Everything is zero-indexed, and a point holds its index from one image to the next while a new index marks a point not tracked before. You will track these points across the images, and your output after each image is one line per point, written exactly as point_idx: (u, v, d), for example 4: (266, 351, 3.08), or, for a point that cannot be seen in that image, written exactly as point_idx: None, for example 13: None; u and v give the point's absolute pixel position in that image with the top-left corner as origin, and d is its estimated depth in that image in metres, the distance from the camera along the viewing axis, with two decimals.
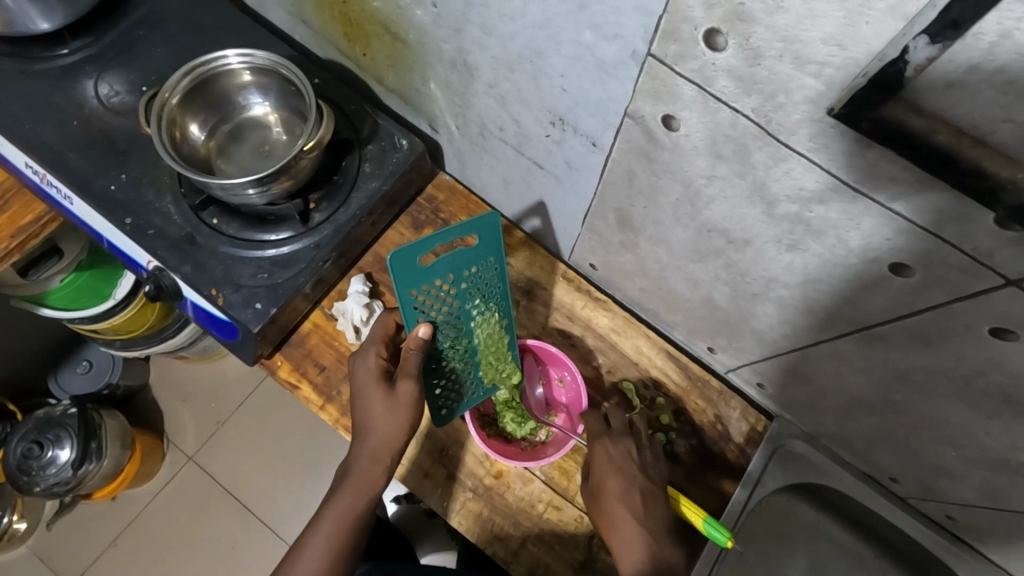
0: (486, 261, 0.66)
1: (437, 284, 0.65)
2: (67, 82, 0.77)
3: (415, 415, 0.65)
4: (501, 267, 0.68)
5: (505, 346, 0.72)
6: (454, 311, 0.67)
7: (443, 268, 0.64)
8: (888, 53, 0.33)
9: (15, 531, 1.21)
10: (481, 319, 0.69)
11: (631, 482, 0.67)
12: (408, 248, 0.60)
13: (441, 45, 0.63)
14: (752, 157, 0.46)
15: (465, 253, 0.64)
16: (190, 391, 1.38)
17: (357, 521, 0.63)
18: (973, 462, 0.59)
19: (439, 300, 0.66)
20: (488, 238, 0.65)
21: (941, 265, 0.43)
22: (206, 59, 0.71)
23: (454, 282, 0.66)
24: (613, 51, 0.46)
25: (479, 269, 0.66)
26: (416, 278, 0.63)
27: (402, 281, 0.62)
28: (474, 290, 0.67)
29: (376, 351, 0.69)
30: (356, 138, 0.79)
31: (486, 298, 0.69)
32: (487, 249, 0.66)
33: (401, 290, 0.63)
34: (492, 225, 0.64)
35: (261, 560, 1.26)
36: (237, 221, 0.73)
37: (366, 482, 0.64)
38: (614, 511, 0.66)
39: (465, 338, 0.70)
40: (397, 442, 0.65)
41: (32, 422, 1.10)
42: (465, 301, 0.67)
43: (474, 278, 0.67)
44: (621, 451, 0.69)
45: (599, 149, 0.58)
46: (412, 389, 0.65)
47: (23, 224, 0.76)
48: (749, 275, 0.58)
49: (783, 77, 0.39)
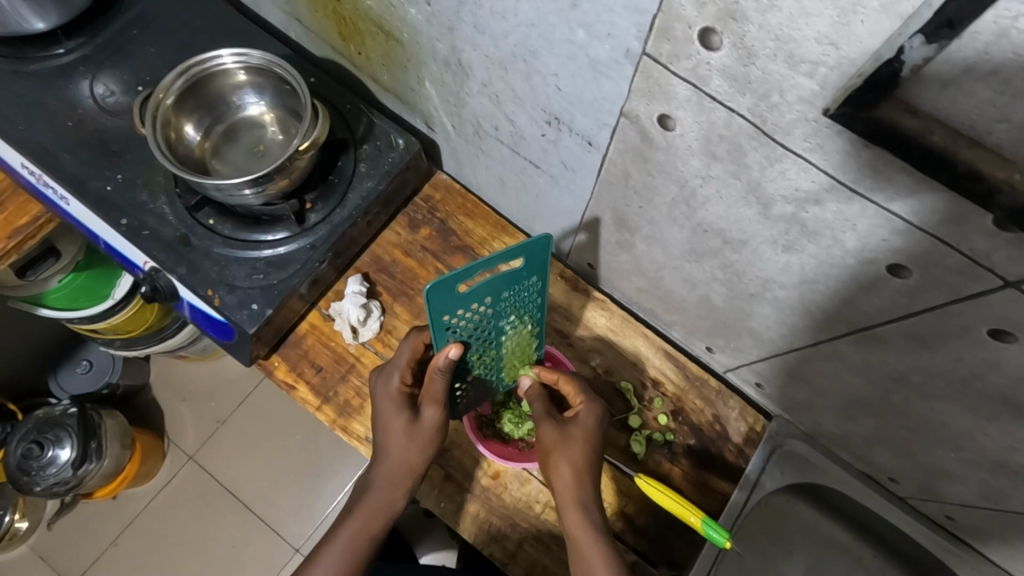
0: (526, 281, 0.62)
1: (473, 307, 0.61)
2: (61, 82, 0.77)
3: (437, 443, 0.66)
4: (543, 284, 0.63)
5: (533, 349, 0.70)
6: (487, 326, 0.64)
7: (481, 292, 0.59)
8: (882, 53, 0.32)
9: (17, 530, 1.21)
10: (513, 331, 0.66)
11: (587, 465, 0.64)
12: (446, 278, 0.55)
13: (434, 44, 0.62)
14: (747, 158, 0.46)
15: (506, 276, 0.59)
16: (190, 391, 1.38)
17: (370, 541, 0.64)
18: (972, 464, 0.59)
19: (472, 320, 0.62)
20: (533, 260, 0.59)
21: (938, 266, 0.42)
22: (199, 58, 0.71)
23: (491, 303, 0.61)
24: (606, 51, 0.46)
25: (518, 289, 0.62)
26: (451, 303, 0.59)
27: (437, 308, 0.58)
28: (510, 307, 0.63)
29: (400, 375, 0.67)
30: (352, 137, 0.79)
31: (521, 313, 0.65)
32: (531, 269, 0.60)
33: (434, 314, 0.59)
34: (542, 248, 0.59)
35: (261, 560, 1.26)
36: (232, 222, 0.73)
37: (381, 507, 0.65)
38: (567, 495, 0.64)
39: (493, 349, 0.67)
40: (417, 468, 0.65)
41: (31, 422, 1.10)
42: (498, 318, 0.64)
43: (512, 297, 0.62)
44: (579, 432, 0.65)
45: (594, 148, 0.57)
46: (436, 416, 0.65)
47: (19, 225, 0.76)
48: (746, 275, 0.58)
49: (777, 77, 0.38)
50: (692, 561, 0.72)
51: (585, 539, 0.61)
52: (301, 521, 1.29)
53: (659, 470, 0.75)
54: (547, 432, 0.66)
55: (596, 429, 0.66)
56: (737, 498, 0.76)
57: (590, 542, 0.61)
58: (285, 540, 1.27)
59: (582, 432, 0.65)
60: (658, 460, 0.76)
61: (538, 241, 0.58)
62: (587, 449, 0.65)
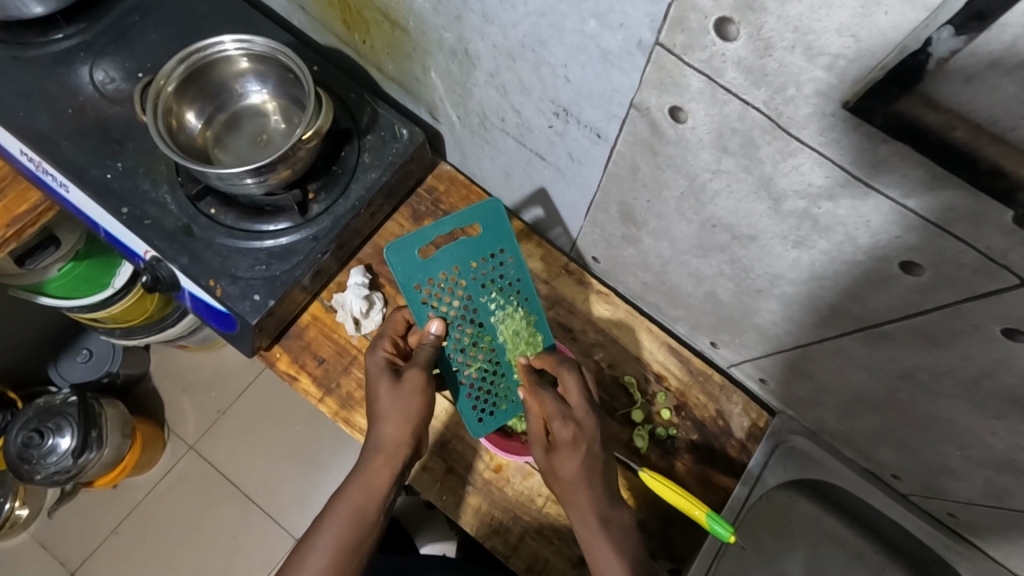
0: (496, 252, 0.68)
1: (444, 277, 0.66)
2: (60, 68, 0.76)
3: (419, 405, 0.63)
4: (514, 255, 0.68)
5: (535, 342, 0.69)
6: (471, 305, 0.67)
7: (446, 259, 0.66)
8: (908, 45, 0.32)
9: (18, 518, 1.21)
10: (503, 314, 0.68)
11: (584, 482, 0.62)
12: (402, 240, 0.64)
13: (441, 33, 0.62)
14: (759, 152, 0.45)
15: (468, 243, 0.66)
16: (191, 380, 1.37)
17: (363, 519, 0.61)
18: (978, 462, 0.59)
19: (449, 294, 0.67)
20: (492, 228, 0.67)
21: (952, 264, 0.42)
22: (201, 45, 0.70)
23: (462, 274, 0.67)
24: (618, 41, 0.45)
25: (489, 260, 0.68)
26: (418, 270, 0.65)
27: (406, 275, 0.65)
28: (488, 282, 0.68)
29: (383, 347, 0.67)
30: (356, 128, 0.78)
31: (503, 291, 0.68)
32: (495, 238, 0.67)
33: (404, 283, 0.65)
34: (494, 215, 0.67)
35: (260, 548, 1.26)
36: (234, 212, 0.72)
37: (370, 479, 0.63)
38: (570, 512, 0.63)
39: (488, 335, 0.68)
40: (404, 432, 0.63)
41: (32, 411, 1.10)
42: (479, 294, 0.67)
43: (487, 271, 0.68)
44: (564, 455, 0.62)
45: (602, 141, 0.56)
46: (417, 372, 0.63)
47: (19, 213, 0.75)
48: (754, 271, 0.57)
49: (794, 69, 0.38)
50: (692, 557, 0.72)
51: (596, 548, 0.61)
52: (303, 511, 1.29)
53: (661, 465, 0.75)
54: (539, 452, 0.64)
55: (579, 448, 0.62)
56: (740, 494, 0.75)
57: (600, 549, 0.61)
58: (286, 531, 1.27)
59: (569, 455, 0.62)
60: (661, 454, 0.76)
61: (488, 206, 0.67)
62: (577, 469, 0.61)
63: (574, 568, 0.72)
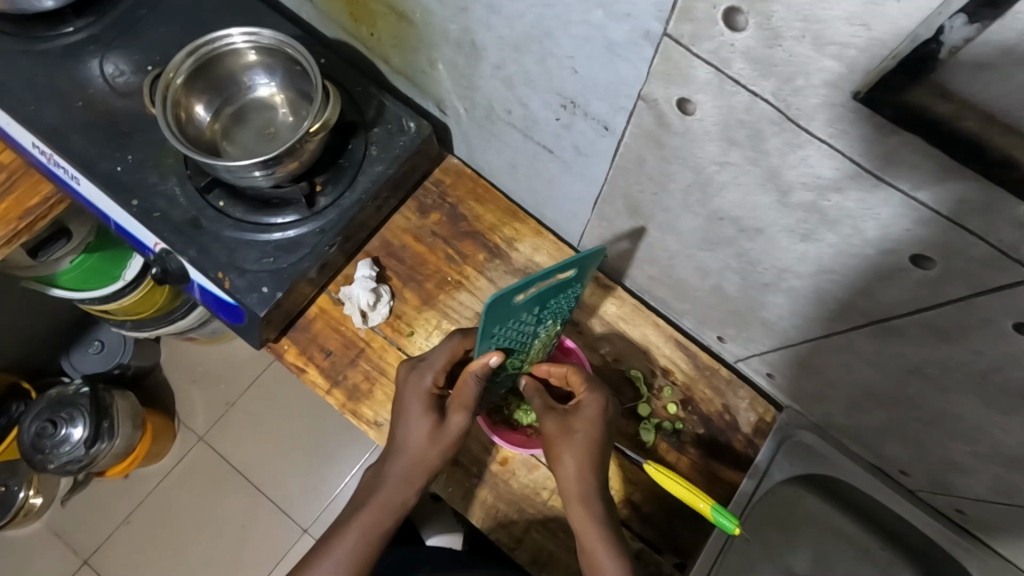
0: (569, 291, 0.62)
1: (521, 316, 0.61)
2: (70, 62, 0.76)
3: (458, 447, 0.66)
4: (580, 292, 0.64)
5: (551, 345, 0.71)
6: (525, 335, 0.64)
7: (531, 302, 0.59)
8: (919, 34, 0.32)
9: (31, 506, 1.23)
10: (547, 336, 0.67)
11: (593, 458, 0.63)
12: (507, 291, 0.55)
13: (447, 25, 0.61)
14: (766, 144, 0.44)
15: (554, 287, 0.60)
16: (201, 372, 1.39)
17: (382, 534, 0.63)
18: (987, 458, 0.58)
19: (516, 329, 0.62)
20: (580, 272, 0.60)
21: (962, 257, 0.41)
22: (209, 37, 0.70)
23: (536, 312, 0.62)
24: (624, 32, 0.45)
25: (561, 298, 0.63)
26: (504, 314, 0.58)
27: (493, 317, 0.58)
28: (550, 315, 0.64)
29: (433, 377, 0.65)
30: (362, 121, 0.78)
31: (558, 319, 0.66)
32: (576, 280, 0.61)
33: (486, 324, 0.58)
34: (593, 259, 0.59)
35: (271, 539, 1.28)
36: (242, 205, 0.73)
37: (395, 504, 0.64)
38: (571, 492, 0.63)
39: (526, 354, 0.68)
40: (433, 469, 0.65)
41: (45, 401, 1.12)
42: (538, 326, 0.64)
43: (555, 306, 0.63)
44: (580, 426, 0.64)
45: (610, 133, 0.56)
46: (463, 422, 0.64)
47: (31, 205, 0.75)
48: (761, 264, 0.57)
49: (803, 59, 0.37)
50: (698, 550, 0.72)
51: (589, 532, 0.62)
52: (310, 502, 1.30)
53: (667, 459, 0.75)
54: (551, 425, 0.65)
55: (602, 420, 0.65)
56: (745, 487, 0.75)
57: (592, 535, 0.61)
58: (296, 522, 1.29)
59: (588, 422, 0.64)
60: (666, 449, 0.76)
61: (592, 254, 0.58)
62: (588, 442, 0.63)
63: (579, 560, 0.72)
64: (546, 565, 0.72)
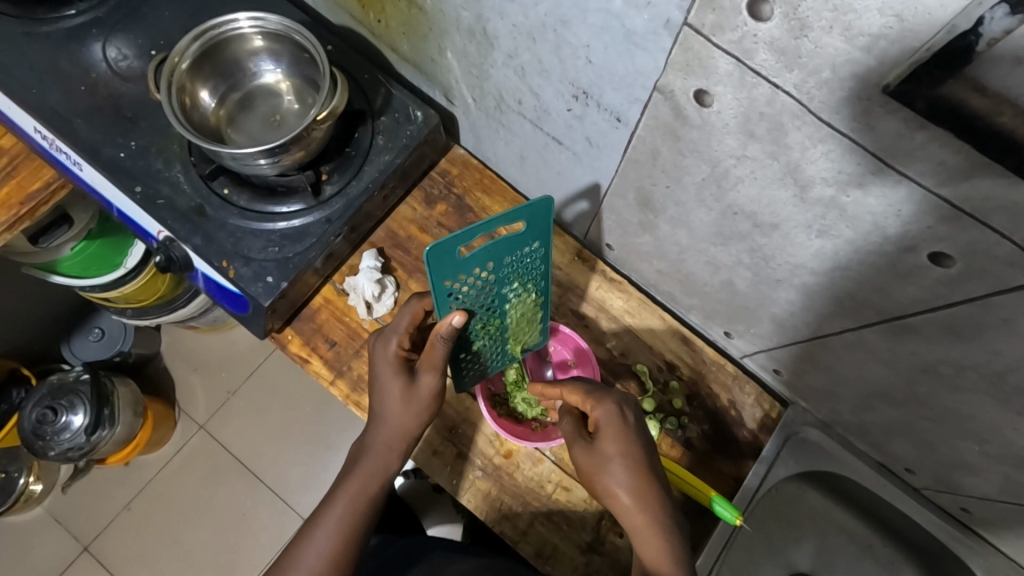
0: (530, 246, 0.59)
1: (475, 273, 0.58)
2: (73, 45, 0.75)
3: (433, 408, 0.65)
4: (546, 250, 0.60)
5: (535, 318, 0.69)
6: (490, 296, 0.62)
7: (483, 257, 0.57)
8: (958, 25, 0.31)
9: (31, 493, 1.23)
10: (516, 299, 0.64)
11: (636, 479, 0.59)
12: (446, 240, 0.52)
13: (458, 12, 0.60)
14: (787, 137, 0.44)
15: (508, 241, 0.56)
16: (202, 361, 1.38)
17: (371, 499, 0.62)
18: (996, 457, 0.58)
19: (475, 289, 0.60)
20: (536, 223, 0.57)
21: (985, 256, 0.40)
22: (215, 22, 0.69)
23: (493, 269, 0.59)
24: (643, 21, 0.44)
25: (521, 255, 0.59)
26: (453, 268, 0.56)
27: (439, 272, 0.56)
28: (512, 274, 0.61)
29: (398, 340, 0.65)
30: (369, 109, 0.77)
31: (524, 279, 0.63)
32: (533, 235, 0.58)
33: (436, 280, 0.56)
34: (544, 210, 0.55)
35: (271, 527, 1.28)
36: (247, 193, 0.72)
37: (378, 467, 0.64)
38: (634, 526, 0.58)
39: (497, 319, 0.65)
40: (412, 429, 0.65)
41: (46, 388, 1.12)
42: (501, 286, 0.61)
43: (515, 264, 0.60)
44: (614, 448, 0.59)
45: (623, 125, 0.55)
46: (435, 382, 0.63)
47: (32, 191, 0.74)
48: (774, 260, 0.56)
49: (830, 51, 0.36)
50: (702, 546, 0.72)
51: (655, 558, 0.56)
52: (309, 492, 1.30)
53: (672, 454, 0.75)
54: (581, 450, 0.62)
55: (628, 433, 0.60)
56: (750, 483, 0.75)
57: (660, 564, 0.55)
58: (295, 511, 1.29)
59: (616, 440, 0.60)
60: (671, 444, 0.75)
61: (541, 203, 0.54)
62: (630, 464, 0.59)
63: (583, 554, 0.72)
64: (550, 558, 0.72)
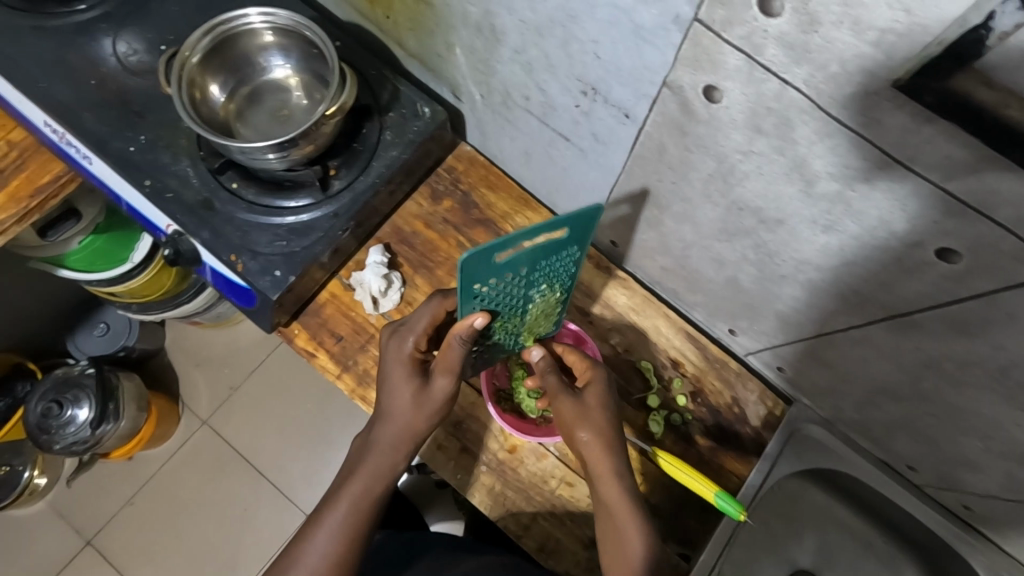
0: (563, 250, 0.60)
1: (508, 275, 0.59)
2: (82, 40, 0.75)
3: (443, 410, 0.65)
4: (579, 255, 0.62)
5: (556, 313, 0.69)
6: (515, 296, 0.63)
7: (518, 260, 0.58)
8: (969, 19, 0.31)
9: (36, 486, 1.24)
10: (541, 299, 0.65)
11: (609, 434, 0.65)
12: (485, 246, 0.54)
13: (468, 8, 0.61)
14: (794, 133, 0.44)
15: (543, 246, 0.58)
16: (206, 357, 1.39)
17: (376, 498, 0.63)
18: (998, 454, 0.58)
19: (502, 289, 0.61)
20: (575, 230, 0.58)
21: (991, 251, 0.41)
22: (226, 17, 0.69)
23: (524, 272, 0.60)
24: (652, 16, 0.44)
25: (553, 258, 0.60)
26: (488, 271, 0.57)
27: (473, 275, 0.57)
28: (540, 276, 0.62)
29: (414, 340, 0.66)
30: (377, 105, 0.77)
31: (551, 282, 0.64)
32: (569, 240, 0.59)
33: (466, 281, 0.57)
34: (590, 219, 0.57)
35: (273, 523, 1.28)
36: (255, 187, 0.72)
37: (384, 468, 0.64)
38: (598, 472, 0.64)
39: (519, 317, 0.66)
40: (419, 431, 0.65)
41: (51, 381, 1.12)
42: (528, 287, 0.63)
43: (546, 267, 0.62)
44: (595, 401, 0.66)
45: (630, 121, 0.56)
46: (448, 385, 0.64)
47: (41, 184, 0.75)
48: (779, 256, 0.57)
49: (839, 46, 0.37)
50: (705, 542, 0.73)
51: (617, 506, 0.63)
52: (311, 488, 1.31)
53: (675, 450, 0.75)
54: (565, 405, 0.65)
55: (606, 392, 0.67)
56: (753, 480, 0.75)
57: (622, 511, 0.62)
58: (297, 507, 1.29)
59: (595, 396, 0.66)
60: (675, 440, 0.76)
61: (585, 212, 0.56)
62: (606, 418, 0.65)
63: (586, 549, 0.73)
64: (552, 553, 0.73)
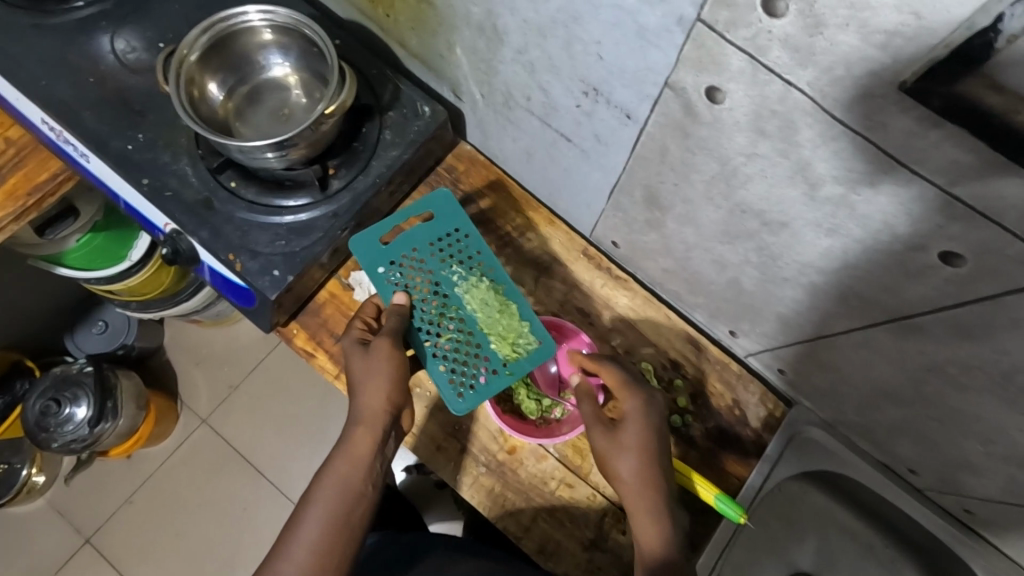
0: (453, 232, 0.71)
1: (402, 259, 0.70)
2: (81, 37, 0.75)
3: (394, 369, 0.63)
4: (472, 232, 0.71)
5: (510, 309, 0.68)
6: (428, 279, 0.69)
7: (401, 246, 0.70)
8: (977, 21, 0.31)
9: (34, 484, 1.23)
10: (466, 285, 0.69)
11: (646, 468, 0.60)
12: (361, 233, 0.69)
13: (469, 7, 0.60)
14: (798, 135, 0.44)
15: (427, 228, 0.71)
16: (205, 355, 1.38)
17: (355, 478, 0.60)
18: (1000, 458, 0.58)
19: (414, 274, 0.70)
20: (442, 211, 0.71)
21: (997, 255, 0.40)
22: (225, 14, 0.69)
23: (421, 254, 0.70)
24: (656, 17, 0.44)
25: (446, 239, 0.71)
26: (379, 257, 0.70)
27: (376, 262, 0.70)
28: (445, 257, 0.70)
29: (357, 325, 0.68)
30: (377, 104, 0.77)
31: (465, 261, 0.70)
32: (448, 221, 0.72)
33: (370, 270, 0.69)
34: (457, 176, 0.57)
35: (272, 521, 1.28)
36: (254, 186, 0.72)
37: (358, 445, 0.61)
38: (635, 509, 0.60)
39: (455, 306, 0.69)
40: (381, 398, 0.63)
41: (50, 380, 1.12)
42: (439, 269, 0.70)
43: (454, 248, 0.71)
44: (632, 439, 0.61)
45: (632, 122, 0.55)
46: (385, 342, 0.64)
47: (39, 182, 0.74)
48: (781, 258, 0.56)
49: (845, 49, 0.37)
50: (705, 544, 0.72)
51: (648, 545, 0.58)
52: None
53: (676, 452, 0.75)
54: (598, 439, 0.62)
55: (647, 422, 0.62)
56: (753, 482, 0.75)
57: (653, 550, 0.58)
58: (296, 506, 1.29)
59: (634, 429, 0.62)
60: (675, 442, 0.75)
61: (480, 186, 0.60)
62: (644, 454, 0.61)
63: (586, 551, 0.72)
64: (552, 555, 0.72)
